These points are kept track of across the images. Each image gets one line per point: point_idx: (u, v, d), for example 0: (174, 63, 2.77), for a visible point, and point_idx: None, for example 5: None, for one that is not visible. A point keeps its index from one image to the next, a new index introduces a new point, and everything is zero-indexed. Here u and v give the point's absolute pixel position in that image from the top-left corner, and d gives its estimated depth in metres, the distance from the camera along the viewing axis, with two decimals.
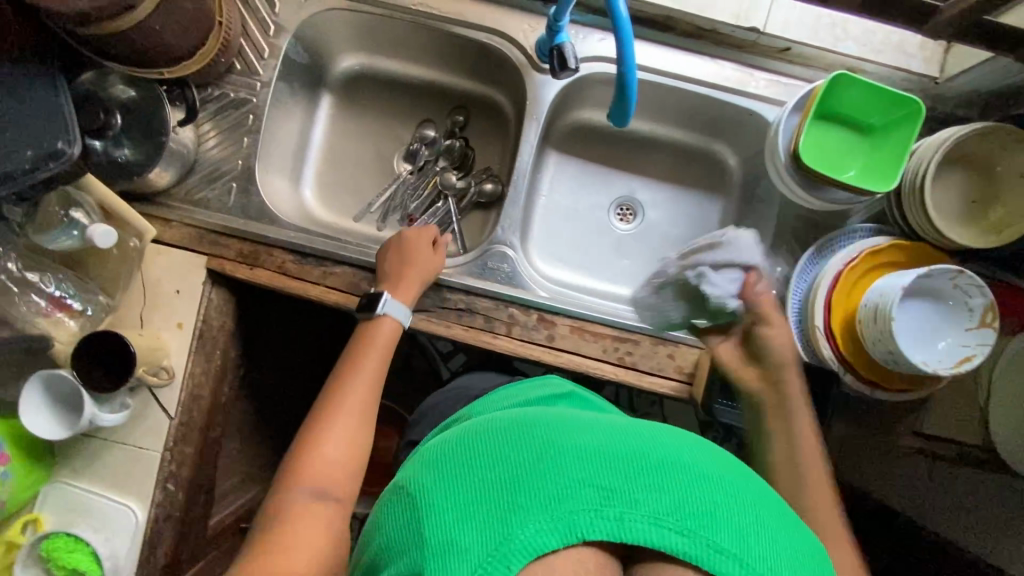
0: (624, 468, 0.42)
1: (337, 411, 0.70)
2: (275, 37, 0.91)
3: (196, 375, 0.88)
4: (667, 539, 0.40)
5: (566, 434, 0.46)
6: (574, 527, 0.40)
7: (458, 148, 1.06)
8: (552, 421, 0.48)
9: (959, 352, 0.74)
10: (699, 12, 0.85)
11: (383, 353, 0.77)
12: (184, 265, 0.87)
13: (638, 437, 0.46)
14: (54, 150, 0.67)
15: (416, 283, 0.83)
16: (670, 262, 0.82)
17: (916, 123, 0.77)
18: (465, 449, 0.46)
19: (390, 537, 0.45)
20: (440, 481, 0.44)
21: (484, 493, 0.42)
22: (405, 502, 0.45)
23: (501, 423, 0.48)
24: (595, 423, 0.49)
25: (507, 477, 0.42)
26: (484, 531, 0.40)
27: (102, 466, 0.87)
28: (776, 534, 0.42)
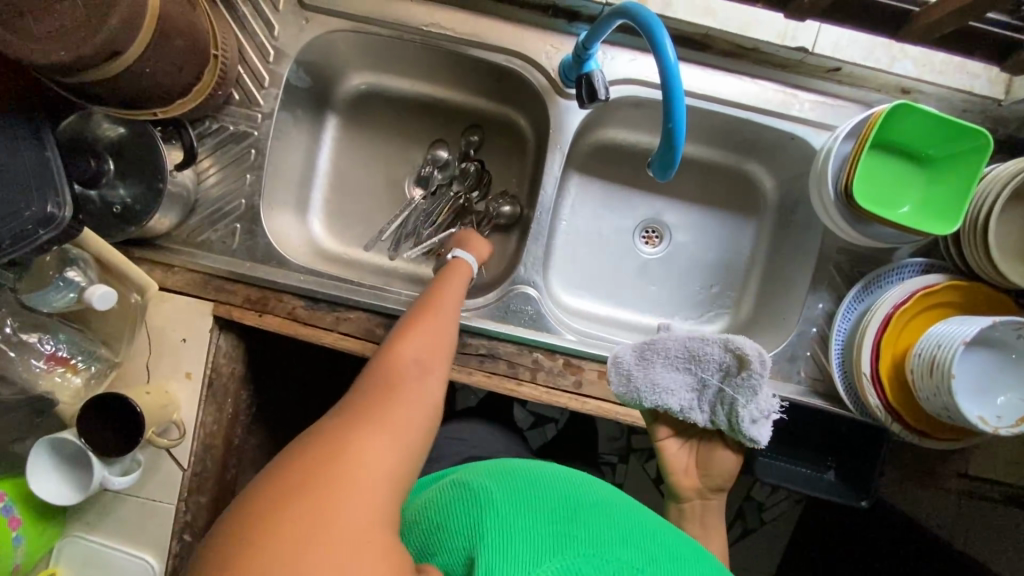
0: (661, 552, 0.52)
1: (429, 314, 0.70)
2: (275, 64, 0.84)
3: (208, 425, 0.84)
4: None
5: (613, 504, 0.56)
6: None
7: (473, 171, 0.99)
8: (604, 490, 0.58)
9: (1021, 409, 0.69)
10: (741, 30, 0.77)
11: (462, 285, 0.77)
12: (189, 313, 0.82)
13: (670, 530, 0.56)
14: (45, 216, 0.62)
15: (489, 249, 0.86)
16: (685, 346, 0.65)
17: (983, 158, 0.70)
18: (530, 483, 0.55)
19: (445, 526, 0.52)
20: (510, 491, 0.53)
21: (549, 521, 0.51)
22: (467, 502, 0.53)
23: (560, 476, 0.58)
24: (633, 504, 0.59)
25: (569, 514, 0.52)
26: (547, 546, 0.48)
27: (116, 519, 0.85)
28: None
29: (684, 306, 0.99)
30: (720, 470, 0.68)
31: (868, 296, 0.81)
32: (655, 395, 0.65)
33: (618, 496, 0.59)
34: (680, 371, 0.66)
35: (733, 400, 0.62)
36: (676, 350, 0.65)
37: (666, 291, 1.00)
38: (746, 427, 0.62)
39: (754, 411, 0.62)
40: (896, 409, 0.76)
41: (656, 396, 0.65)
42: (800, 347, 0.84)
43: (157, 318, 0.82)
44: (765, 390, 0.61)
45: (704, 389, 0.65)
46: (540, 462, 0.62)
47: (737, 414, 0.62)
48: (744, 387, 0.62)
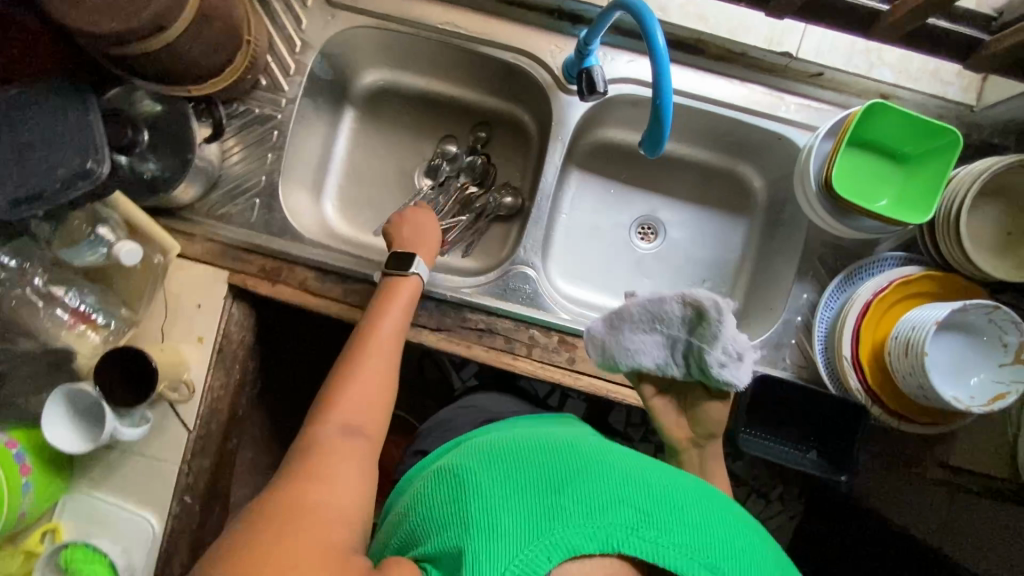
0: (660, 505, 0.52)
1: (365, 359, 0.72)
2: (301, 54, 0.91)
3: (215, 390, 0.88)
4: (692, 566, 0.49)
5: (608, 460, 0.56)
6: (615, 540, 0.49)
7: (480, 164, 1.05)
8: (598, 450, 0.58)
9: (992, 389, 0.73)
10: (731, 35, 0.84)
11: (403, 309, 0.79)
12: (206, 280, 0.87)
13: (671, 478, 0.56)
14: (83, 170, 0.68)
15: (435, 232, 0.88)
16: (647, 305, 0.68)
17: (953, 154, 0.75)
18: (512, 460, 0.55)
19: (434, 515, 0.54)
20: (493, 472, 0.54)
21: (538, 496, 0.51)
22: (453, 486, 0.55)
23: (543, 445, 0.57)
24: (631, 457, 0.59)
25: (560, 484, 0.52)
26: (533, 523, 0.49)
27: (120, 477, 0.88)
28: None
29: None
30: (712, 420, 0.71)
31: (850, 287, 0.86)
32: (628, 357, 0.69)
33: (615, 452, 0.59)
34: (649, 332, 0.69)
35: (701, 348, 0.65)
36: (640, 313, 0.68)
37: (660, 285, 1.04)
38: (717, 373, 0.65)
39: (723, 355, 0.64)
40: (876, 390, 0.79)
41: (631, 358, 0.69)
42: (785, 335, 0.88)
43: (175, 283, 0.86)
44: (730, 333, 0.64)
45: (674, 343, 0.68)
46: (535, 432, 0.61)
47: (705, 361, 0.65)
48: (709, 333, 0.64)
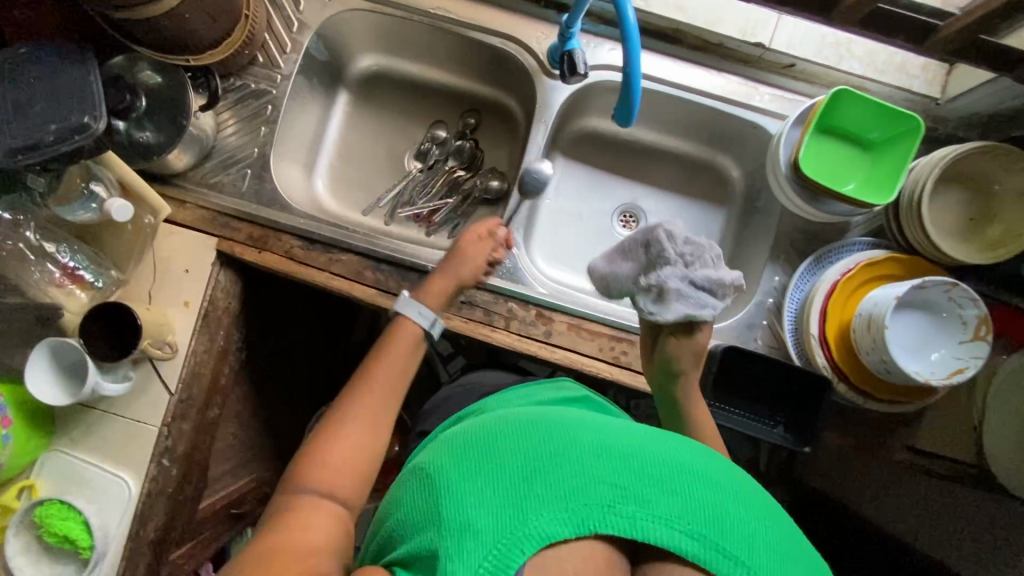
0: (641, 476, 0.49)
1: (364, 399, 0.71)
2: (298, 34, 0.95)
3: (199, 354, 0.90)
4: (675, 538, 0.46)
5: (581, 436, 0.51)
6: (590, 520, 0.46)
7: (467, 149, 1.08)
8: (571, 425, 0.53)
9: (951, 365, 0.75)
10: (707, 25, 0.88)
11: (404, 358, 0.75)
12: (194, 246, 0.89)
13: (649, 445, 0.52)
14: (80, 124, 0.70)
15: (448, 270, 0.82)
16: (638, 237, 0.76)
17: (915, 138, 0.79)
18: (481, 447, 0.51)
19: (407, 516, 0.50)
20: (462, 463, 0.50)
21: (507, 484, 0.48)
22: (425, 484, 0.51)
23: (516, 424, 0.53)
24: (607, 428, 0.54)
25: (530, 471, 0.48)
26: (504, 515, 0.46)
27: (100, 437, 0.89)
28: (774, 542, 0.48)
29: None
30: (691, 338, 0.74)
31: (819, 270, 0.88)
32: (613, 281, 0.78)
33: (590, 424, 0.54)
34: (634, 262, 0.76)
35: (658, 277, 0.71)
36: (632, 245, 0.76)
37: None
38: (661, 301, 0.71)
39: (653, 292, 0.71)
40: (841, 367, 0.82)
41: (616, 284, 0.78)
42: (757, 316, 0.90)
43: (164, 247, 0.89)
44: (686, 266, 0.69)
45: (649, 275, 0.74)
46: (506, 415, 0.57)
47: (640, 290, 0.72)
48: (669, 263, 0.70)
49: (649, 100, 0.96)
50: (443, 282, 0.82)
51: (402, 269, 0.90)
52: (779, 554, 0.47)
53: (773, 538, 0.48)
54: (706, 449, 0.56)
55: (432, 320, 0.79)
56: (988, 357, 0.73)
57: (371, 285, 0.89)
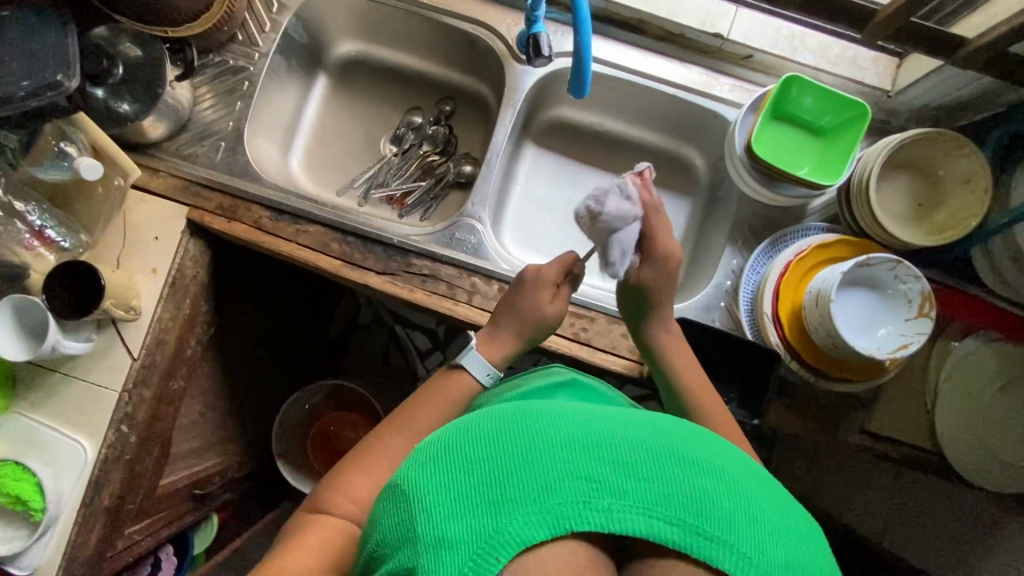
0: (617, 465, 0.45)
1: (397, 437, 0.73)
2: (277, 14, 0.98)
3: (164, 320, 0.91)
4: (655, 527, 0.43)
5: (550, 427, 0.46)
6: (565, 519, 0.43)
7: (441, 134, 1.11)
8: (540, 414, 0.48)
9: (897, 341, 0.77)
10: (668, 15, 0.92)
11: (448, 410, 0.77)
12: (165, 213, 0.91)
13: (623, 428, 0.47)
14: (53, 82, 0.74)
15: (520, 336, 0.80)
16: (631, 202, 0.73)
17: (862, 124, 0.84)
18: (450, 449, 0.47)
19: (381, 530, 0.46)
20: (432, 469, 0.46)
21: (476, 490, 0.43)
22: (395, 496, 0.47)
23: (487, 418, 0.49)
24: (580, 412, 0.49)
25: (497, 475, 0.44)
26: (477, 523, 0.42)
27: (59, 401, 0.89)
28: (762, 517, 0.45)
29: None
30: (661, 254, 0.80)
31: (774, 252, 0.91)
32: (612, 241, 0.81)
33: (561, 409, 0.49)
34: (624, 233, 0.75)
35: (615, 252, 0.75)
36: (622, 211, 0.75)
37: None
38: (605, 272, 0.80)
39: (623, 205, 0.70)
40: (792, 343, 0.84)
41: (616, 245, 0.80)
42: (715, 297, 0.92)
43: (134, 213, 0.90)
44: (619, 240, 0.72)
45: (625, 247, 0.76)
46: (474, 410, 0.52)
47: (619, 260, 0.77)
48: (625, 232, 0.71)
49: (616, 88, 1.00)
50: (512, 347, 0.80)
51: (368, 242, 0.91)
52: (764, 528, 0.44)
53: (757, 511, 0.45)
54: (686, 422, 0.52)
55: (495, 378, 0.81)
56: (930, 333, 0.75)
57: (337, 257, 0.91)
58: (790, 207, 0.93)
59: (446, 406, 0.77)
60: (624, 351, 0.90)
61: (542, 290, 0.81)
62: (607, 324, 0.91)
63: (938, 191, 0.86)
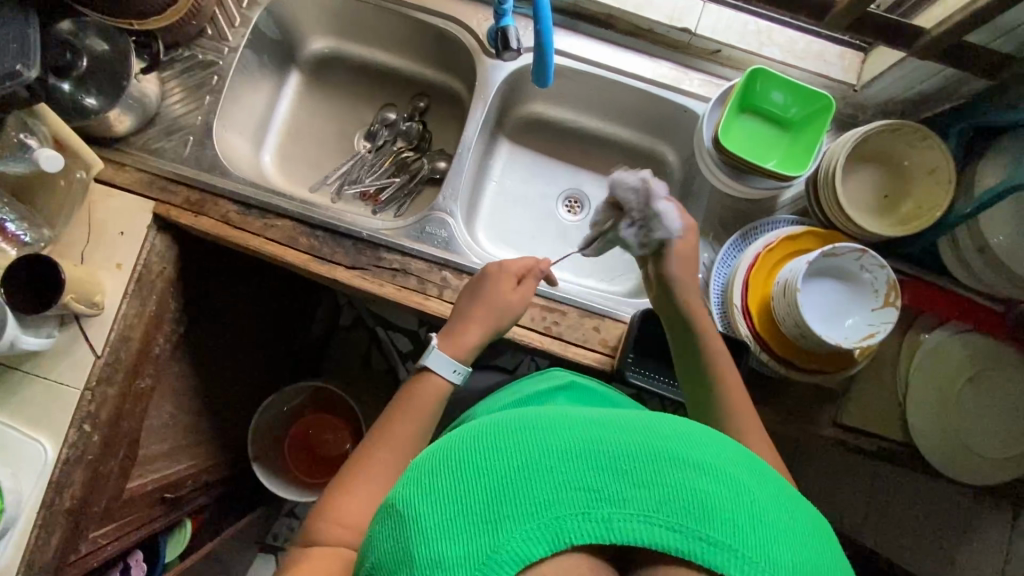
0: (614, 472, 0.43)
1: (377, 451, 0.71)
2: (248, 9, 0.97)
3: (129, 317, 0.89)
4: (657, 536, 0.42)
5: (545, 437, 0.45)
6: (563, 532, 0.41)
7: (415, 130, 1.11)
8: (533, 423, 0.46)
9: (865, 330, 0.77)
10: (636, 10, 0.92)
11: (426, 416, 0.76)
12: (131, 208, 0.90)
13: (620, 433, 0.46)
14: (11, 71, 0.73)
15: (482, 327, 0.79)
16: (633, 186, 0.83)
17: (828, 115, 0.84)
18: (445, 466, 0.45)
19: (378, 551, 0.45)
20: (427, 488, 0.45)
21: (472, 507, 0.42)
22: (391, 517, 0.46)
23: (480, 430, 0.47)
24: (576, 417, 0.48)
25: (493, 491, 0.43)
26: (476, 542, 0.41)
27: (19, 399, 0.87)
28: (767, 518, 0.43)
29: (595, 268, 1.06)
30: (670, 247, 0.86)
31: (745, 245, 0.91)
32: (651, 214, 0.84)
33: (557, 416, 0.47)
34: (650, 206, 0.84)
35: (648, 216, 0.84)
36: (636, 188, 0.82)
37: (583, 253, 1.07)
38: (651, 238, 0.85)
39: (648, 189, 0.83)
40: (762, 335, 0.83)
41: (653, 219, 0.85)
42: None
43: (99, 207, 0.89)
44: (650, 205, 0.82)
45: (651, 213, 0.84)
46: (469, 422, 0.51)
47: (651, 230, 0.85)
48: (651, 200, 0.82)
49: (586, 83, 1.00)
50: (476, 339, 0.80)
51: (337, 236, 0.91)
52: (770, 529, 0.43)
53: (761, 512, 0.43)
54: (684, 418, 0.50)
55: (463, 375, 0.79)
56: (896, 321, 0.75)
57: (305, 251, 0.90)
58: (760, 200, 0.93)
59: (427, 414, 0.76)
60: (596, 344, 0.89)
61: (505, 281, 0.81)
62: (579, 317, 0.90)
63: (904, 182, 0.87)
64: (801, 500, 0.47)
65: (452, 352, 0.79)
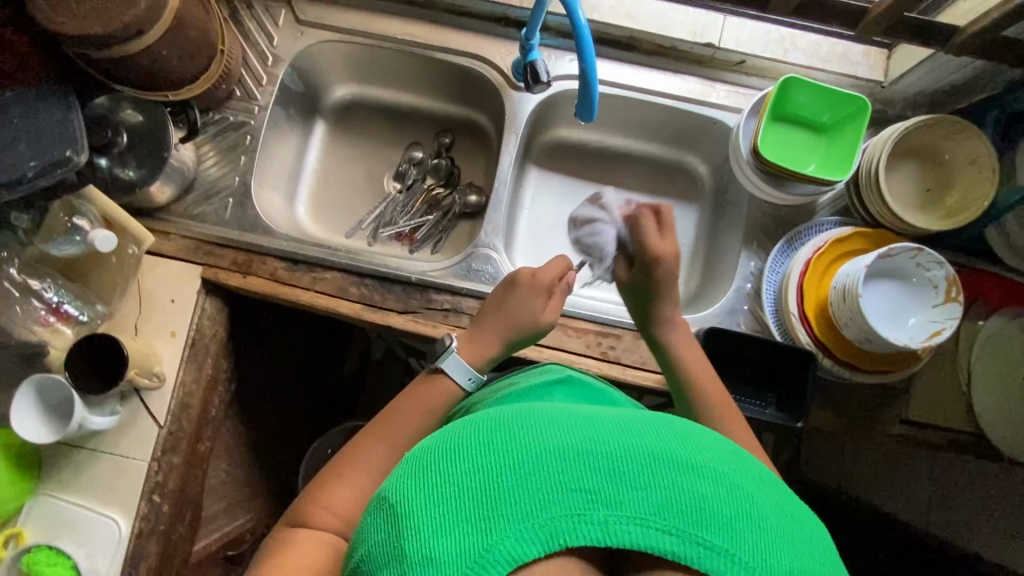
0: (615, 473, 0.40)
1: (373, 443, 0.70)
2: (273, 67, 0.99)
3: (188, 384, 0.90)
4: (653, 539, 0.38)
5: (542, 435, 0.41)
6: (557, 533, 0.38)
7: (444, 166, 1.11)
8: (534, 419, 0.43)
9: (929, 328, 0.77)
10: (658, 30, 0.93)
11: (432, 416, 0.74)
12: (180, 275, 0.90)
13: (620, 432, 0.42)
14: (62, 158, 0.75)
15: (501, 339, 0.78)
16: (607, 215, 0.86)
17: (864, 117, 0.85)
18: (438, 460, 0.42)
19: (364, 545, 0.42)
20: (419, 482, 0.41)
21: (464, 504, 0.39)
22: (381, 509, 0.42)
23: (479, 424, 0.44)
24: (575, 415, 0.44)
25: (485, 489, 0.39)
26: (465, 541, 0.38)
27: (88, 478, 0.87)
28: (769, 526, 0.40)
29: None
30: (655, 244, 0.80)
31: (791, 251, 0.91)
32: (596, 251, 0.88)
33: (558, 414, 0.44)
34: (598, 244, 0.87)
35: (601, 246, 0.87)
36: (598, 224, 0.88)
37: None
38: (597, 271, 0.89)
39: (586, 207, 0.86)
40: (822, 339, 0.83)
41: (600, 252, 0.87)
42: (738, 301, 0.92)
43: (148, 278, 0.90)
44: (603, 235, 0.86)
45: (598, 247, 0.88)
46: (466, 416, 0.47)
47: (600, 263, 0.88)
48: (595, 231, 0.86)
49: (613, 105, 1.01)
50: (495, 350, 0.78)
51: (385, 281, 0.91)
52: (775, 538, 0.39)
53: (759, 518, 0.40)
54: (690, 422, 0.46)
55: (477, 382, 0.77)
56: (961, 317, 0.75)
57: (356, 301, 0.90)
58: (800, 205, 0.94)
59: (428, 411, 0.73)
60: (654, 365, 0.89)
61: (536, 291, 0.79)
62: (634, 340, 0.90)
63: (945, 174, 0.87)
64: (807, 512, 0.44)
65: (468, 356, 0.77)
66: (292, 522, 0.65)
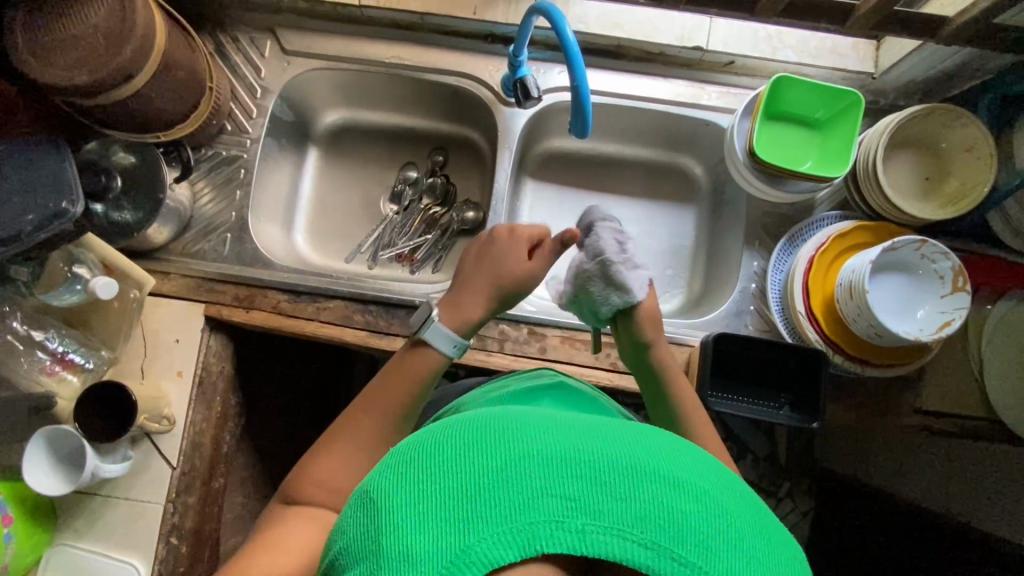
0: (596, 480, 0.38)
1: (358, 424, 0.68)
2: (262, 98, 0.99)
3: (198, 423, 0.89)
4: (629, 551, 0.36)
5: (527, 439, 0.40)
6: (532, 539, 0.36)
7: (439, 185, 1.10)
8: (520, 424, 0.41)
9: (939, 319, 0.77)
10: (645, 37, 0.93)
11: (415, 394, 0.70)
12: (183, 315, 0.90)
13: (606, 440, 0.40)
14: (58, 210, 0.74)
15: (485, 296, 0.72)
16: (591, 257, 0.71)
17: (858, 111, 0.85)
18: (423, 457, 0.40)
19: (343, 539, 0.40)
20: (402, 476, 0.39)
21: (443, 503, 0.37)
22: (362, 502, 0.41)
23: (467, 424, 0.43)
24: (564, 421, 0.43)
25: (466, 490, 0.37)
26: (440, 539, 0.36)
27: (104, 524, 0.86)
28: (748, 550, 0.37)
29: None
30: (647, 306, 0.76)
31: (793, 248, 0.91)
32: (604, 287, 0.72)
33: (546, 419, 0.42)
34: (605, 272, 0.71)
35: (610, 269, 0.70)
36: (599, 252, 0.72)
37: None
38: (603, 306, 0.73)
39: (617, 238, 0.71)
40: (832, 337, 0.83)
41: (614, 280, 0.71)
42: (744, 302, 0.91)
43: (152, 320, 0.89)
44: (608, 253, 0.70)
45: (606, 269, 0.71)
46: (452, 416, 0.46)
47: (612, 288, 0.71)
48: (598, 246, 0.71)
49: (605, 113, 1.00)
50: (479, 311, 0.72)
51: (390, 306, 0.91)
52: (755, 564, 0.37)
53: (737, 538, 0.38)
54: (679, 439, 0.44)
55: (461, 348, 0.72)
56: (970, 307, 0.74)
57: (362, 328, 0.90)
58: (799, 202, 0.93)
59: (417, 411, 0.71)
60: None
61: (517, 244, 0.73)
62: None
63: (942, 162, 0.87)
64: (788, 539, 0.42)
65: (454, 325, 0.71)
66: (281, 498, 0.66)
